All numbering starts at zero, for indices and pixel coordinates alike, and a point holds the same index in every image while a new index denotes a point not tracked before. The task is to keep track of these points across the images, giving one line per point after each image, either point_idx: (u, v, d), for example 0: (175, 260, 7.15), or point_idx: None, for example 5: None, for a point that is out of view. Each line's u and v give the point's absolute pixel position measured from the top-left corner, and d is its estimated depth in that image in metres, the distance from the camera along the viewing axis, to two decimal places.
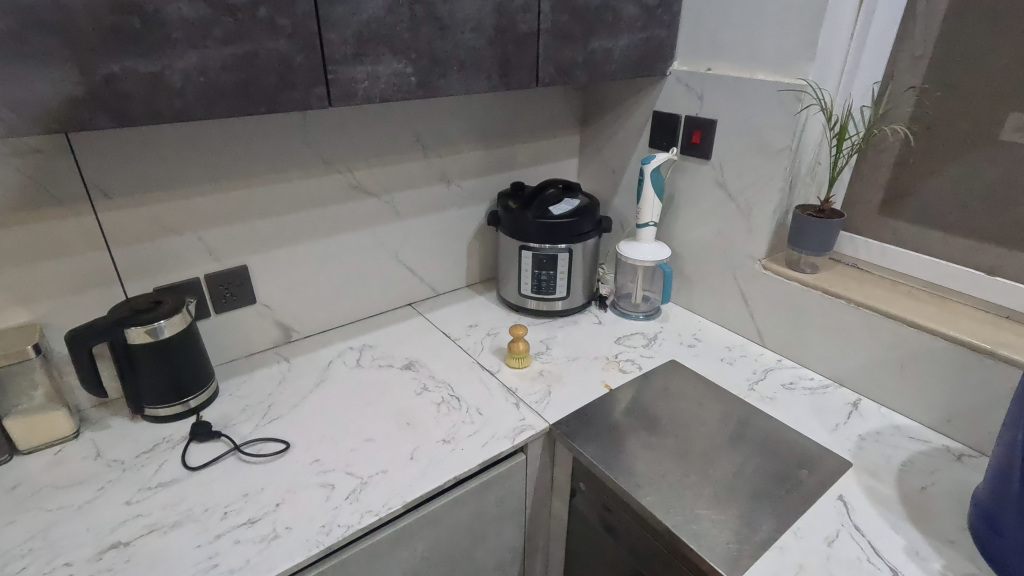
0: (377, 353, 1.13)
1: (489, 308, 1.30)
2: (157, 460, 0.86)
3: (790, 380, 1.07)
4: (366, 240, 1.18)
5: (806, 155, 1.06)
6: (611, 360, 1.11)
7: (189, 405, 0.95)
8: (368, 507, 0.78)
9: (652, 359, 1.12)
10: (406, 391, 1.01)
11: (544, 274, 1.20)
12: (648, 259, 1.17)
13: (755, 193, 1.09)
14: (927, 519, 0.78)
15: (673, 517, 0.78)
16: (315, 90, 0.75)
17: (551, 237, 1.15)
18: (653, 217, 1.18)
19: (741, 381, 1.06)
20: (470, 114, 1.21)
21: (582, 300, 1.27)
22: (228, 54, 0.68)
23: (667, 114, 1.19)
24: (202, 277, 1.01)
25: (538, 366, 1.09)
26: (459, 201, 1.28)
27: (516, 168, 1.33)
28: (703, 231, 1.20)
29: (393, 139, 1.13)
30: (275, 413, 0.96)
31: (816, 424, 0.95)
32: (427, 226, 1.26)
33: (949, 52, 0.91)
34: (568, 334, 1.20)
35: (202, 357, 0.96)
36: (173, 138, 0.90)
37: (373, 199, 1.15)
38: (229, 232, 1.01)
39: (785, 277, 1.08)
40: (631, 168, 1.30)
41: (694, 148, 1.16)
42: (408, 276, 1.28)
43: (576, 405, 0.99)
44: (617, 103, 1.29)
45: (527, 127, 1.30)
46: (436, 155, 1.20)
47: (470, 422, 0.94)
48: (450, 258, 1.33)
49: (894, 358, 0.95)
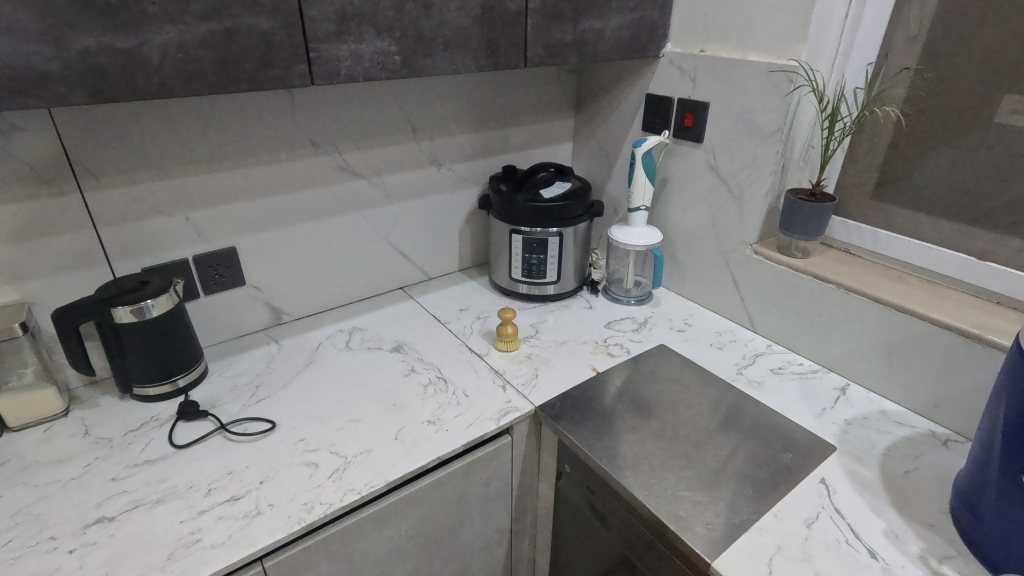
0: (367, 335, 1.13)
1: (480, 293, 1.30)
2: (144, 438, 0.87)
3: (778, 365, 1.06)
4: (356, 222, 1.18)
5: (799, 137, 1.05)
6: (600, 344, 1.11)
7: (177, 385, 0.96)
8: (351, 485, 0.79)
9: (641, 343, 1.12)
10: (393, 373, 1.02)
11: (534, 257, 1.19)
12: (639, 243, 1.16)
13: (747, 176, 1.08)
14: (907, 502, 0.78)
15: (654, 499, 0.78)
16: (297, 68, 0.75)
17: (542, 220, 1.14)
18: (644, 201, 1.17)
19: (730, 365, 1.06)
20: (461, 96, 1.20)
21: (573, 284, 1.26)
22: (207, 30, 0.67)
23: (659, 97, 1.17)
24: (190, 258, 1.01)
25: (526, 350, 1.09)
26: (451, 185, 1.28)
27: (509, 151, 1.33)
28: (695, 215, 1.19)
29: (383, 121, 1.12)
30: (262, 393, 0.97)
31: (803, 409, 0.95)
32: (418, 209, 1.25)
33: (944, 33, 0.89)
34: (559, 318, 1.20)
35: (190, 337, 0.97)
36: (158, 117, 0.90)
37: (363, 181, 1.15)
38: (216, 213, 1.01)
39: (775, 262, 1.08)
40: (624, 152, 1.29)
41: (687, 131, 1.15)
42: (400, 259, 1.28)
43: (564, 388, 0.99)
44: (610, 86, 1.28)
45: (519, 109, 1.29)
46: (426, 137, 1.19)
47: (456, 403, 0.94)
48: (443, 241, 1.33)
49: (883, 343, 0.95)
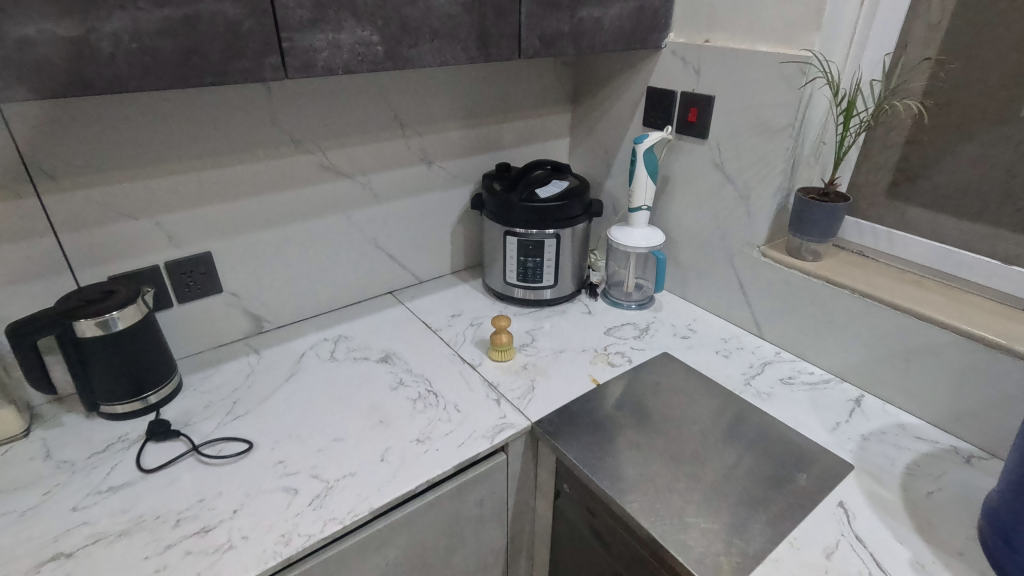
0: (353, 345, 1.07)
1: (474, 297, 1.23)
2: (110, 461, 0.80)
3: (789, 374, 1.00)
4: (341, 224, 1.11)
5: (810, 133, 0.98)
6: (600, 352, 1.05)
7: (148, 402, 0.89)
8: (332, 514, 0.73)
9: (644, 351, 1.06)
10: (380, 386, 0.96)
11: (530, 260, 1.13)
12: (640, 245, 1.11)
13: (756, 174, 1.01)
14: (932, 527, 0.72)
15: (659, 526, 0.72)
16: (269, 59, 0.68)
17: (538, 221, 1.08)
18: (646, 201, 1.11)
19: (737, 375, 1.00)
20: (451, 90, 1.13)
21: (571, 288, 1.20)
22: (164, 17, 0.60)
23: (661, 91, 1.11)
24: (162, 265, 0.94)
25: (522, 359, 1.03)
26: (441, 184, 1.21)
27: (502, 148, 1.26)
28: (699, 215, 1.13)
29: (368, 117, 1.05)
30: (240, 410, 0.90)
31: (816, 423, 0.89)
32: (407, 209, 1.19)
33: (968, 20, 0.83)
34: (556, 324, 1.14)
35: (161, 350, 0.90)
36: (121, 113, 0.83)
37: (347, 180, 1.08)
38: (188, 216, 0.94)
39: (784, 265, 1.02)
40: (624, 148, 1.22)
41: (691, 126, 1.08)
42: (388, 263, 1.21)
43: (562, 402, 0.93)
44: (609, 79, 1.21)
45: (513, 104, 1.23)
46: (415, 134, 1.12)
47: (447, 420, 0.88)
48: (434, 243, 1.26)
49: (901, 352, 0.89)
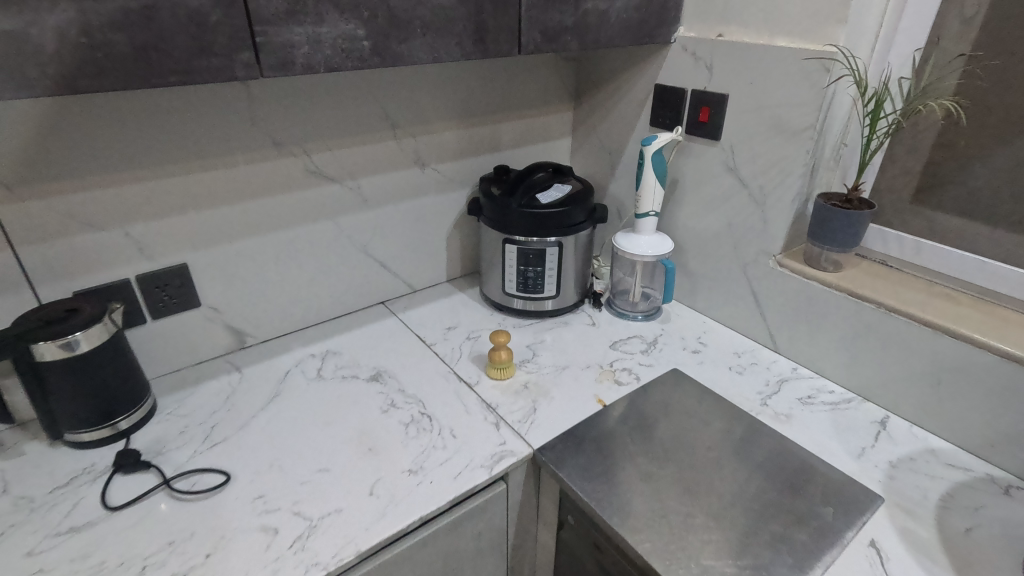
0: (342, 361, 1.00)
1: (471, 307, 1.17)
2: (73, 497, 0.73)
3: (808, 393, 0.94)
4: (329, 232, 1.04)
5: (832, 135, 0.92)
6: (606, 369, 0.99)
7: (118, 428, 0.82)
8: (315, 558, 0.66)
9: (652, 368, 1.00)
10: (370, 409, 0.89)
11: (530, 270, 1.06)
12: (648, 253, 1.04)
13: (773, 179, 0.95)
14: (973, 570, 0.66)
15: (675, 570, 0.66)
16: (241, 56, 0.61)
17: (539, 228, 1.01)
18: (654, 206, 1.04)
19: (753, 394, 0.94)
20: (445, 88, 1.06)
21: (574, 298, 1.13)
22: (117, 8, 0.53)
23: (670, 88, 1.04)
24: (133, 279, 0.87)
25: (522, 377, 0.96)
26: (436, 187, 1.14)
27: (500, 150, 1.19)
28: (710, 221, 1.07)
29: (357, 117, 0.98)
30: (218, 436, 0.83)
31: (840, 449, 0.83)
32: (400, 215, 1.11)
33: (1009, 13, 0.76)
34: (558, 337, 1.07)
35: (132, 371, 0.83)
36: (83, 116, 0.75)
37: (335, 185, 1.01)
38: (161, 226, 0.87)
39: (803, 275, 0.95)
40: (630, 149, 1.15)
41: (702, 127, 1.01)
42: (380, 271, 1.14)
43: (566, 426, 0.86)
44: (613, 76, 1.14)
45: (512, 102, 1.16)
46: (407, 135, 1.05)
47: (442, 447, 0.82)
48: (428, 250, 1.19)
49: (931, 372, 0.83)
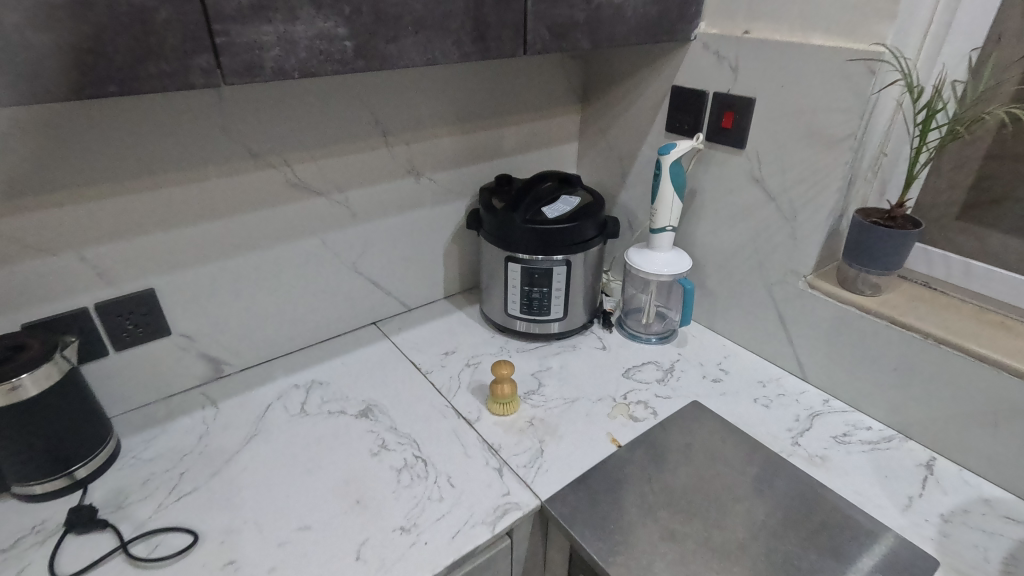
0: (329, 393, 0.91)
1: (470, 328, 1.07)
2: (17, 564, 0.65)
3: (843, 431, 0.85)
4: (314, 249, 0.94)
5: (872, 144, 0.82)
6: (619, 402, 0.90)
7: (75, 477, 0.73)
8: None
9: (670, 400, 0.91)
10: (359, 452, 0.80)
11: (535, 291, 0.97)
12: (664, 273, 0.95)
13: (805, 193, 0.85)
14: None
15: None
16: (198, 60, 0.51)
17: (545, 246, 0.92)
18: (671, 221, 0.95)
19: (782, 431, 0.85)
20: (442, 90, 0.96)
21: (582, 319, 1.04)
22: (38, 4, 0.43)
23: (690, 90, 0.94)
24: (92, 308, 0.78)
25: (527, 413, 0.87)
26: (432, 198, 1.04)
27: (502, 156, 1.09)
28: (732, 237, 0.97)
29: (343, 124, 0.88)
30: (186, 486, 0.74)
31: (884, 498, 0.74)
32: (392, 229, 1.02)
33: None
34: (566, 364, 0.98)
35: (90, 413, 0.74)
36: (24, 128, 0.66)
37: (321, 199, 0.91)
38: (123, 248, 0.77)
39: (838, 299, 0.86)
40: (643, 156, 1.06)
41: (725, 134, 0.91)
42: (371, 290, 1.05)
43: (577, 471, 0.77)
44: (625, 77, 1.04)
45: (514, 105, 1.06)
46: (400, 142, 0.95)
47: (438, 499, 0.73)
48: (424, 265, 1.10)
49: (986, 412, 0.74)
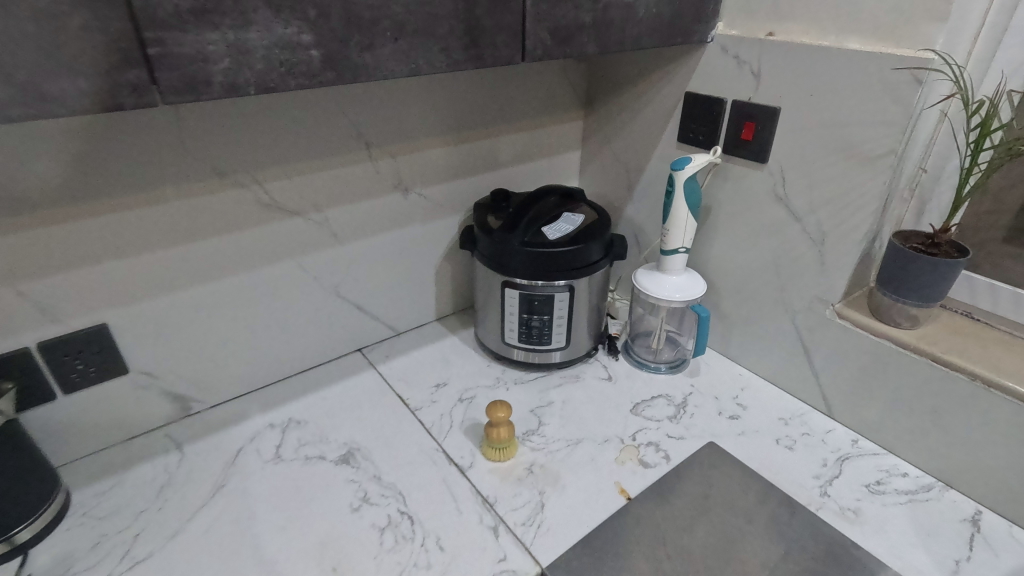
0: (308, 434, 0.82)
1: (464, 356, 0.99)
2: None
3: (876, 478, 0.77)
4: (290, 274, 0.85)
5: (912, 160, 0.73)
6: (628, 444, 0.81)
7: (15, 541, 0.64)
8: None
9: (684, 440, 0.82)
10: (338, 506, 0.72)
11: (535, 318, 0.88)
12: (676, 298, 0.87)
13: (835, 214, 0.76)
14: None
15: None
16: (127, 76, 0.42)
17: (545, 271, 0.83)
18: (684, 242, 0.86)
19: (810, 478, 0.77)
20: (432, 97, 0.87)
21: (586, 347, 0.96)
22: None
23: (705, 98, 0.85)
24: (36, 348, 0.69)
25: (527, 458, 0.79)
26: (422, 215, 0.95)
27: (498, 168, 1.00)
28: (751, 259, 0.89)
29: (321, 136, 0.79)
30: (142, 551, 0.66)
31: (926, 562, 0.66)
32: (379, 248, 0.93)
33: None
34: (568, 398, 0.90)
35: (34, 467, 0.65)
36: None
37: (297, 219, 0.82)
38: (69, 281, 0.68)
39: (871, 332, 0.78)
40: (652, 168, 0.97)
41: (745, 146, 0.83)
42: (356, 315, 0.96)
43: (583, 530, 0.69)
44: (633, 81, 0.95)
45: (511, 111, 0.97)
46: (385, 155, 0.86)
47: (426, 566, 0.64)
48: (414, 286, 1.01)
49: None
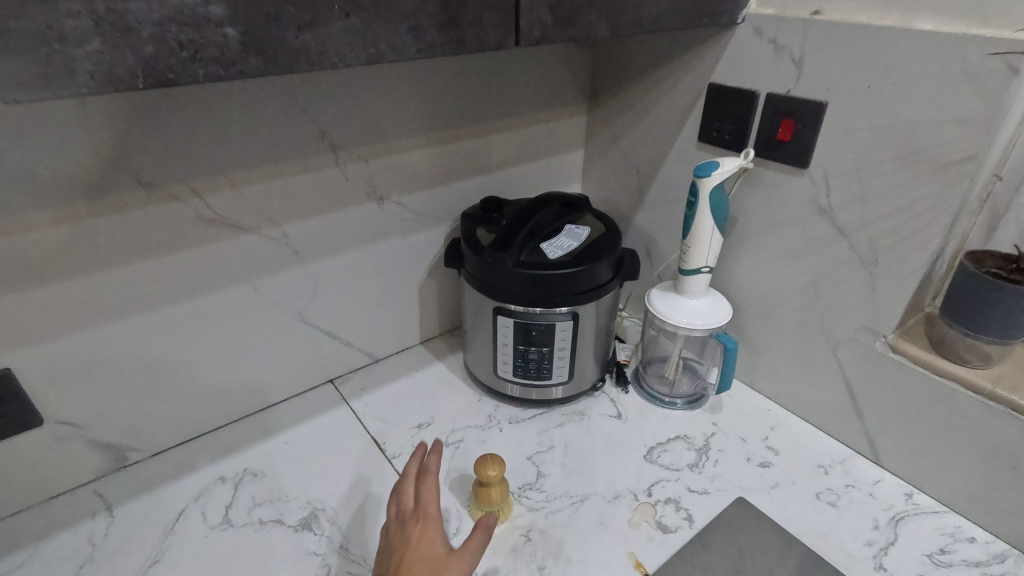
0: (265, 489, 0.70)
1: (450, 387, 0.86)
2: None
3: (937, 545, 0.65)
4: (244, 300, 0.72)
5: (990, 167, 0.60)
6: (643, 501, 0.69)
7: None
8: None
9: (708, 495, 0.70)
10: None
11: (532, 349, 0.76)
12: (698, 326, 0.74)
13: (893, 230, 0.64)
14: None
15: None
16: None
17: (543, 296, 0.70)
18: (708, 260, 0.73)
19: (859, 545, 0.65)
20: (410, 89, 0.73)
21: (591, 378, 0.83)
22: None
23: (734, 91, 0.72)
24: None
25: (523, 521, 0.66)
26: (401, 227, 0.82)
27: (489, 171, 0.87)
28: (784, 279, 0.76)
29: (275, 138, 0.66)
30: None
31: None
32: (351, 267, 0.80)
33: None
34: (571, 440, 0.77)
35: None
36: None
37: (249, 236, 0.69)
38: None
39: (933, 370, 0.65)
40: (667, 172, 0.84)
41: (781, 148, 0.69)
42: (325, 343, 0.83)
43: None
44: (646, 71, 0.82)
45: (504, 106, 0.83)
46: (355, 158, 0.73)
47: None
48: (393, 308, 0.88)
49: None
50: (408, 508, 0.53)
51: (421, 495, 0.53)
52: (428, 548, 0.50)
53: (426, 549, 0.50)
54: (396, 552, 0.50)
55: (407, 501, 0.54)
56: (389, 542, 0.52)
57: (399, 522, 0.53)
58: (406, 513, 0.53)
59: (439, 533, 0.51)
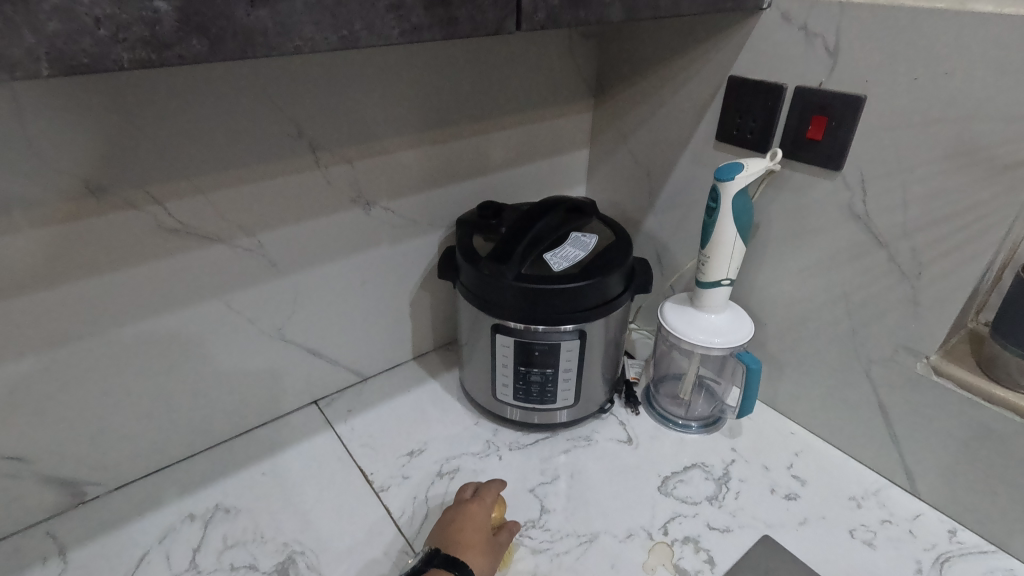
0: (238, 529, 0.63)
1: (445, 409, 0.79)
2: None
3: None
4: (214, 317, 0.65)
5: None
6: (658, 541, 0.62)
7: None
8: None
9: (731, 534, 0.63)
10: None
11: (535, 370, 0.69)
12: (718, 345, 0.67)
13: (939, 240, 0.57)
14: None
15: None
16: None
17: (548, 313, 0.63)
18: (729, 272, 0.66)
19: None
20: (399, 83, 0.66)
21: (598, 399, 0.76)
22: None
23: (758, 84, 0.65)
24: None
25: (526, 566, 0.59)
26: (390, 235, 0.75)
27: (487, 173, 0.80)
28: (812, 292, 0.69)
29: (247, 138, 0.59)
30: None
31: None
32: (335, 279, 0.73)
33: None
34: (578, 470, 0.70)
35: None
36: None
37: (218, 247, 0.62)
38: None
39: (984, 396, 0.58)
40: (681, 174, 0.77)
41: (811, 148, 0.62)
42: (308, 361, 0.76)
43: None
44: (659, 63, 0.75)
45: (502, 102, 0.76)
46: (338, 159, 0.66)
47: None
48: (383, 322, 0.81)
49: None
50: (466, 495, 0.62)
51: (482, 488, 0.62)
52: (480, 523, 0.58)
53: (478, 519, 0.58)
54: (453, 521, 0.58)
55: (465, 489, 0.62)
56: (447, 514, 0.60)
57: (457, 503, 0.61)
58: (464, 497, 0.61)
59: (490, 513, 0.59)
